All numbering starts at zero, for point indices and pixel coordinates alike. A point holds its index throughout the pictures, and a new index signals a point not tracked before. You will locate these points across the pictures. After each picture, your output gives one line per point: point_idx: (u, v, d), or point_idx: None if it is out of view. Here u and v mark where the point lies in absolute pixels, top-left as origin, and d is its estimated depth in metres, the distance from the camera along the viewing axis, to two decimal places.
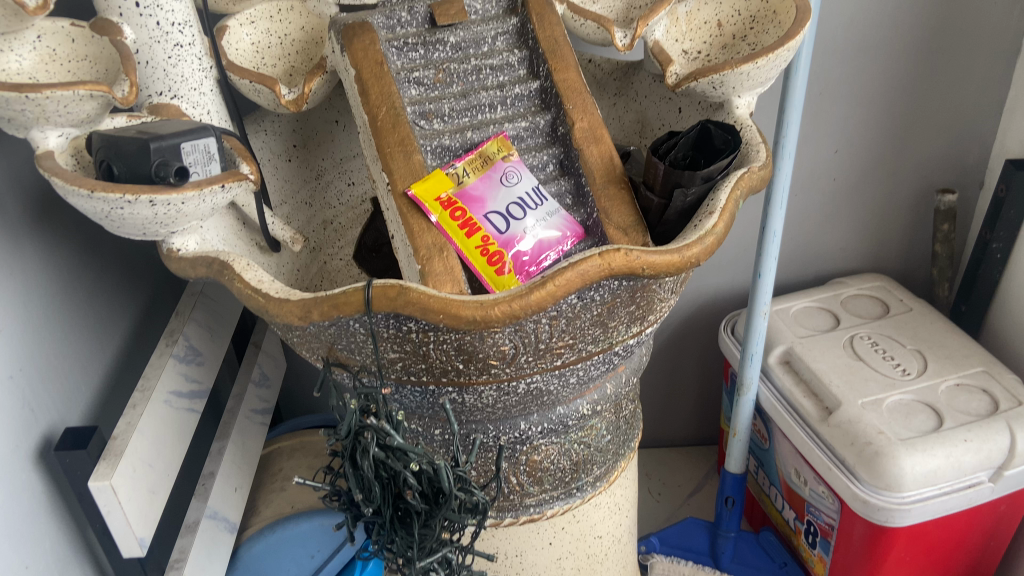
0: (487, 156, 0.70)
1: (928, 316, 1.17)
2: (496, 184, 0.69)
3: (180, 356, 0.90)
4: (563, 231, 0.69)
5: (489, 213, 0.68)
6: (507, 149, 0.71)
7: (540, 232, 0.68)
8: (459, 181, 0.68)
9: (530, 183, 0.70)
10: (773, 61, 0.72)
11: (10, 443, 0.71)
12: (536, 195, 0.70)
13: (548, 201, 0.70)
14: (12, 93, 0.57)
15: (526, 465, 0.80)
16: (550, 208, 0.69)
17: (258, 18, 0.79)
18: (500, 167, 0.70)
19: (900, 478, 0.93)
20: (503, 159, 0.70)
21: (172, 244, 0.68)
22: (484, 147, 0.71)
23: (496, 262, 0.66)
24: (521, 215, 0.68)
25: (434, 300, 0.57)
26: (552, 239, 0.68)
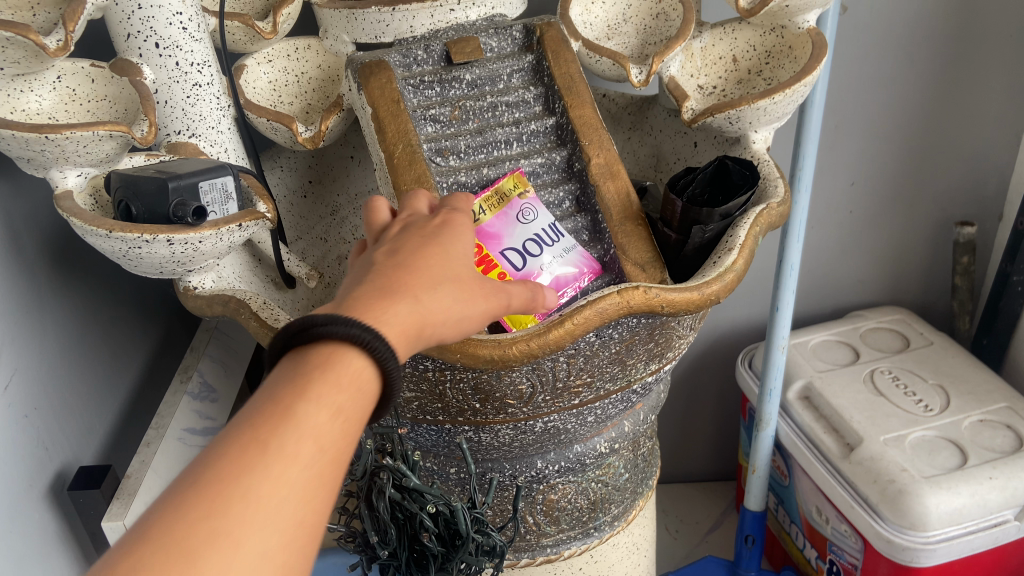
0: (503, 193, 0.70)
1: (949, 350, 1.15)
2: (513, 220, 0.69)
3: (194, 393, 0.90)
4: (580, 267, 0.69)
5: (506, 249, 0.67)
6: (523, 186, 0.71)
7: (556, 270, 0.68)
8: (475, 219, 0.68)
9: (546, 219, 0.70)
10: (790, 96, 0.72)
11: (24, 482, 0.70)
12: (552, 232, 0.69)
13: (564, 238, 0.69)
14: (32, 134, 0.58)
15: (543, 505, 0.79)
16: (566, 244, 0.69)
17: (276, 56, 0.80)
18: (516, 204, 0.69)
19: (925, 517, 0.91)
20: (519, 196, 0.70)
21: (188, 283, 0.68)
22: (501, 183, 0.70)
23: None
24: (538, 251, 0.68)
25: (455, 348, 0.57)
26: (569, 277, 0.68)
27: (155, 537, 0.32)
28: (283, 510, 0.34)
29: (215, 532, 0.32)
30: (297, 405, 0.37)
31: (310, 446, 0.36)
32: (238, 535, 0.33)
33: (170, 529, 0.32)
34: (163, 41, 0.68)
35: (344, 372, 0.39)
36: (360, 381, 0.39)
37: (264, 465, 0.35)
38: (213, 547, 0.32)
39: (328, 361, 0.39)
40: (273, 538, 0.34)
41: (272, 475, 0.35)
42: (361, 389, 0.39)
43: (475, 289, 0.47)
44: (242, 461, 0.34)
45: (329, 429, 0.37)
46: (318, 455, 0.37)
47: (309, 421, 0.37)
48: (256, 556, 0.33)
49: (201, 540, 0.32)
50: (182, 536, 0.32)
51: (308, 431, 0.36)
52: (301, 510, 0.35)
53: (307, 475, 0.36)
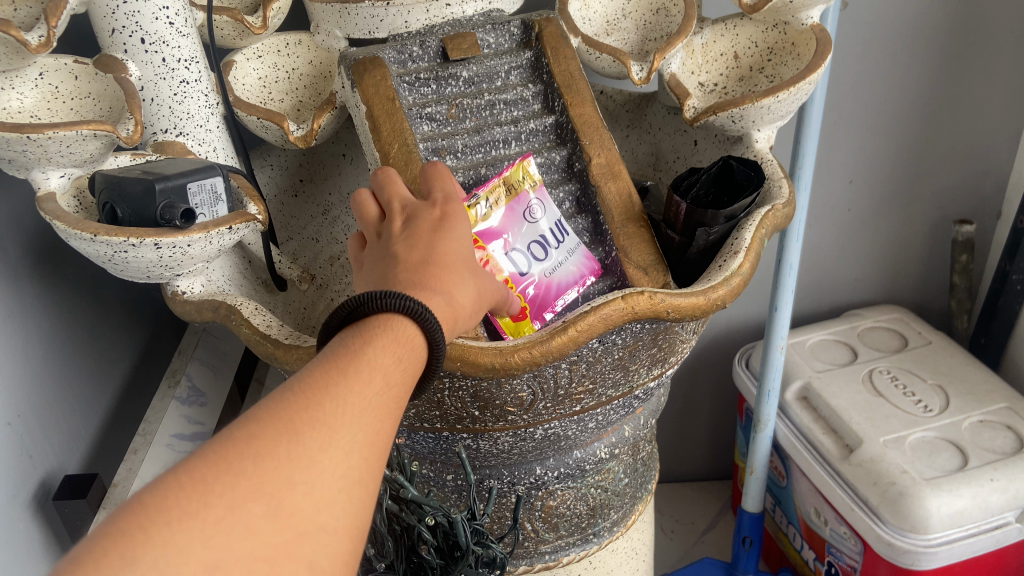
0: (512, 184, 0.67)
1: (947, 349, 1.14)
2: (520, 217, 0.67)
3: (182, 398, 0.87)
4: (584, 269, 0.68)
5: (509, 252, 0.66)
6: (532, 177, 0.68)
7: (560, 273, 0.67)
8: (481, 214, 0.66)
9: (553, 215, 0.68)
10: (795, 94, 0.70)
11: (7, 493, 0.68)
12: (558, 231, 0.68)
13: (570, 237, 0.68)
14: (12, 134, 0.56)
15: (542, 512, 0.77)
16: (572, 244, 0.68)
17: (266, 52, 0.77)
18: (524, 199, 0.67)
19: (926, 520, 0.90)
20: (528, 189, 0.68)
21: (177, 287, 0.66)
22: (509, 174, 0.67)
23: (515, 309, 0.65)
24: (543, 253, 0.67)
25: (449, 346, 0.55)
26: (574, 280, 0.67)
27: (266, 420, 0.36)
28: (367, 415, 0.39)
29: (314, 422, 0.37)
30: (372, 345, 0.41)
31: (384, 376, 0.41)
32: (332, 426, 0.37)
33: (278, 415, 0.36)
34: (149, 36, 0.66)
35: (402, 330, 0.43)
36: (419, 337, 0.44)
37: (348, 381, 0.39)
38: (313, 432, 0.36)
39: (389, 324, 0.43)
40: (361, 436, 0.38)
41: (355, 389, 0.39)
42: (419, 344, 0.44)
43: (484, 280, 0.53)
44: (326, 378, 0.39)
45: (397, 367, 0.42)
46: (391, 383, 0.41)
47: (379, 360, 0.41)
48: (348, 446, 0.37)
49: (304, 425, 0.36)
50: (287, 422, 0.36)
51: (378, 366, 0.41)
52: (379, 420, 0.39)
53: (384, 394, 0.40)
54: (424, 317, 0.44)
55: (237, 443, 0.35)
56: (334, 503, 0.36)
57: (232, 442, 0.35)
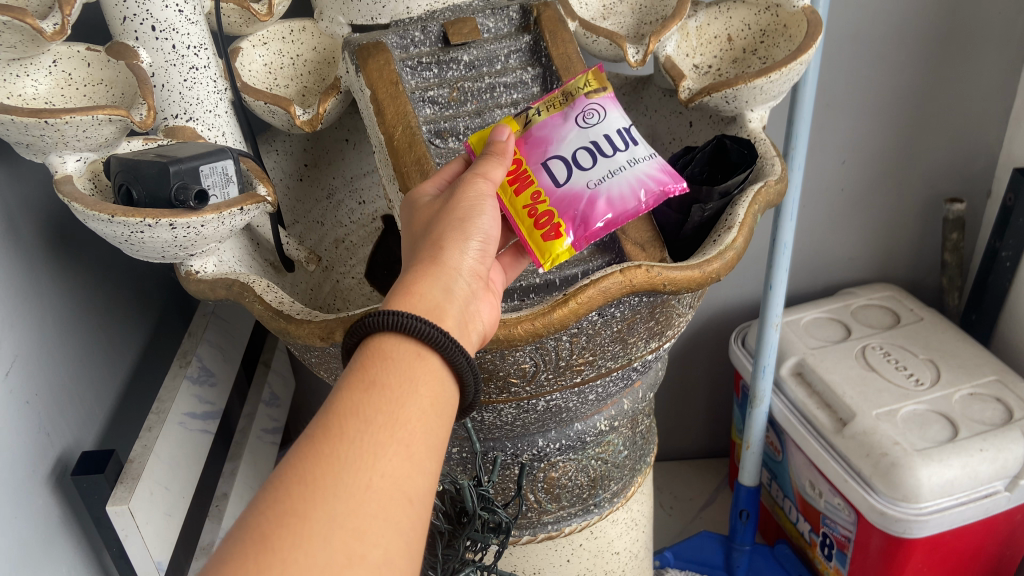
0: (570, 92, 0.65)
1: (939, 325, 1.17)
2: (570, 124, 0.63)
3: (193, 377, 0.90)
4: (642, 184, 0.60)
5: (550, 160, 0.62)
6: (597, 84, 0.65)
7: (610, 185, 0.60)
8: (527, 122, 0.64)
9: (613, 125, 0.63)
10: (786, 74, 0.72)
11: (27, 468, 0.70)
12: (614, 141, 0.62)
13: (629, 151, 0.62)
14: (31, 118, 0.58)
15: (544, 483, 0.80)
16: (629, 160, 0.62)
17: (271, 39, 0.79)
18: (580, 103, 0.64)
19: (917, 489, 0.93)
20: (586, 94, 0.64)
21: (190, 267, 0.68)
22: (569, 83, 0.65)
23: (545, 223, 0.60)
24: (590, 163, 0.61)
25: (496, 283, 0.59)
26: (627, 193, 0.60)
27: (240, 532, 0.37)
28: (343, 479, 0.39)
29: (284, 515, 0.37)
30: (339, 401, 0.43)
31: (356, 424, 0.41)
32: (305, 512, 0.38)
33: (250, 523, 0.37)
34: (159, 24, 0.68)
35: (373, 360, 0.45)
36: (392, 357, 0.45)
37: (316, 454, 0.40)
38: (285, 527, 0.37)
39: (363, 357, 0.46)
40: (342, 506, 0.38)
41: (325, 458, 0.40)
42: (396, 367, 0.45)
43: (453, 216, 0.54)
44: (294, 455, 0.40)
45: (372, 407, 0.42)
46: (368, 429, 0.41)
47: (348, 404, 0.42)
48: (326, 524, 0.38)
49: (275, 525, 0.37)
50: (258, 526, 0.37)
51: (346, 415, 0.42)
52: (364, 476, 0.40)
53: (360, 447, 0.41)
54: (392, 322, 0.46)
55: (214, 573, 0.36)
56: None
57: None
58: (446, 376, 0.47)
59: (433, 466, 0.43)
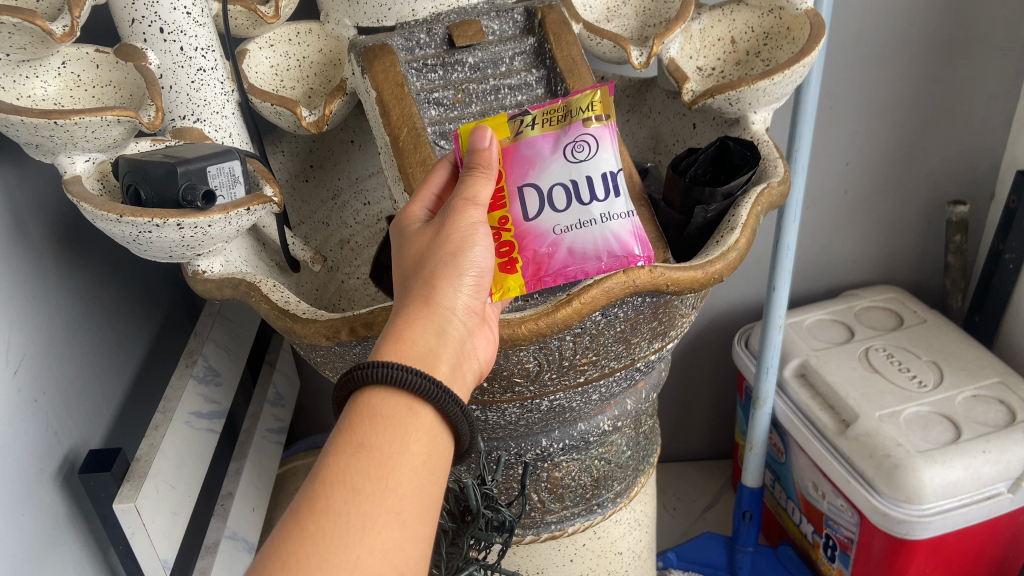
0: (571, 110, 0.61)
1: (942, 327, 1.17)
2: (558, 153, 0.60)
3: (199, 376, 0.91)
4: (609, 242, 0.60)
5: (526, 186, 0.60)
6: (600, 111, 0.61)
7: (577, 237, 0.60)
8: (517, 132, 0.61)
9: (601, 166, 0.60)
10: (789, 77, 0.72)
11: (34, 465, 0.71)
12: (599, 185, 0.60)
13: (610, 200, 0.61)
14: (41, 119, 0.58)
15: (547, 482, 0.81)
16: (607, 209, 0.61)
17: (278, 41, 0.80)
18: (576, 131, 0.60)
19: (920, 491, 0.93)
20: (586, 120, 0.60)
21: (197, 267, 0.68)
22: (574, 99, 0.61)
23: (504, 255, 0.61)
24: (564, 206, 0.60)
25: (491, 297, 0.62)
26: (588, 251, 0.60)
27: None
28: (331, 554, 0.39)
29: None
30: (327, 467, 0.43)
31: (345, 490, 0.42)
32: None
33: None
34: (168, 26, 0.69)
35: (362, 419, 0.45)
36: (381, 415, 0.45)
37: (305, 527, 0.40)
38: None
39: (352, 415, 0.46)
40: None
41: (312, 529, 0.40)
42: (386, 425, 0.45)
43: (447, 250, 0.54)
44: (283, 528, 0.40)
45: (360, 473, 0.43)
46: (357, 496, 0.42)
47: (336, 472, 0.43)
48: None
49: None
50: None
51: (334, 483, 0.42)
52: (354, 550, 0.40)
53: (348, 520, 0.41)
54: (380, 379, 0.46)
55: None
56: None
57: None
58: (439, 428, 0.47)
59: (424, 528, 0.43)
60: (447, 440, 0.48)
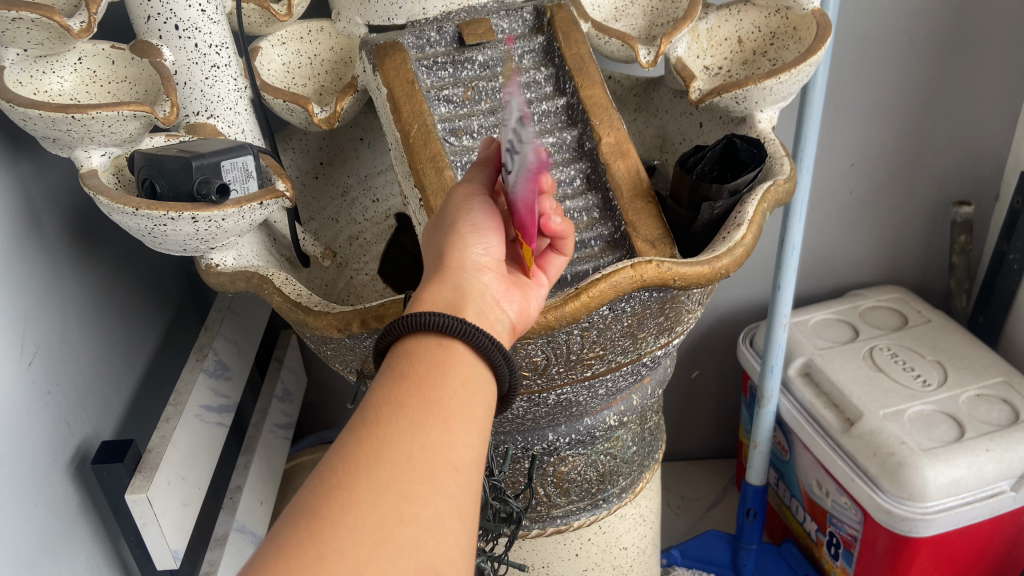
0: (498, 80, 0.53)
1: (947, 327, 1.18)
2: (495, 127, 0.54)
3: (209, 370, 0.92)
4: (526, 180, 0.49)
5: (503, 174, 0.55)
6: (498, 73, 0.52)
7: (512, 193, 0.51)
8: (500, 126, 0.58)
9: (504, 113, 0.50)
10: (796, 76, 0.73)
11: (48, 456, 0.72)
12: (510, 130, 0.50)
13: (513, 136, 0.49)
14: (58, 114, 0.59)
15: (553, 477, 0.81)
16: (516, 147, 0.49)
17: (290, 39, 0.81)
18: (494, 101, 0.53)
19: (923, 488, 0.93)
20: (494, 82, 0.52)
21: (210, 260, 0.69)
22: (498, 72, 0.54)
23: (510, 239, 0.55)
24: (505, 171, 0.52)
25: (545, 285, 0.57)
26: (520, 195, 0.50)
27: (287, 518, 0.37)
28: (383, 456, 0.39)
29: (330, 492, 0.37)
30: (372, 395, 0.42)
31: (389, 408, 0.41)
32: (349, 488, 0.38)
33: (295, 508, 0.37)
34: (182, 23, 0.70)
35: (400, 359, 0.44)
36: (418, 351, 0.45)
37: (355, 438, 0.40)
38: (332, 504, 0.37)
39: (393, 357, 0.45)
40: (385, 479, 0.38)
41: (362, 440, 0.40)
42: (424, 357, 0.44)
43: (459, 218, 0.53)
44: (333, 445, 0.40)
45: (403, 393, 0.42)
46: (402, 411, 0.41)
47: (381, 395, 0.42)
48: (372, 496, 0.37)
49: (321, 503, 0.37)
50: (303, 509, 0.37)
51: (379, 403, 0.42)
52: (405, 452, 0.39)
53: (396, 428, 0.40)
54: (408, 323, 0.45)
55: (268, 553, 0.36)
56: (377, 562, 0.36)
57: (262, 556, 0.36)
58: (477, 361, 0.46)
59: (474, 439, 0.42)
60: (488, 373, 0.46)
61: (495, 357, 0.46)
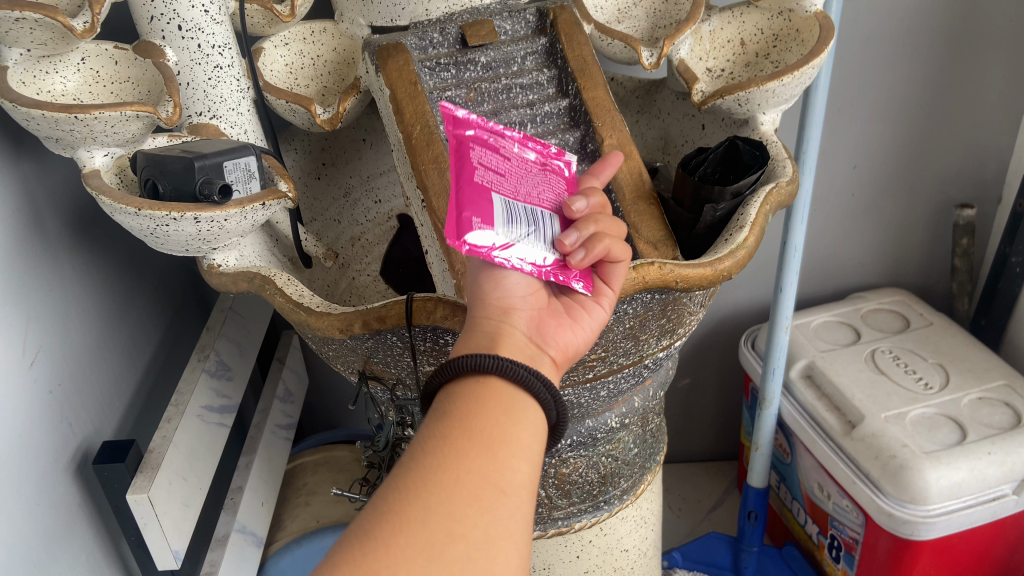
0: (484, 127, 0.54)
1: (949, 330, 1.17)
2: None
3: (211, 371, 0.92)
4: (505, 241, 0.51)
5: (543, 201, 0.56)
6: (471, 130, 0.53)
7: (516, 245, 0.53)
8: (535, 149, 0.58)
9: None
10: (798, 78, 0.73)
11: (49, 455, 0.72)
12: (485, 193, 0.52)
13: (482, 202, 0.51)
14: (61, 114, 0.60)
15: (555, 478, 0.81)
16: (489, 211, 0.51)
17: (292, 39, 0.81)
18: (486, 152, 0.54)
19: (924, 491, 0.93)
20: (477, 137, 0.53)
21: (212, 260, 0.69)
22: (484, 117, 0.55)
23: None
24: None
25: (610, 299, 0.56)
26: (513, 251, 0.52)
27: (348, 540, 0.39)
28: (435, 481, 0.41)
29: (385, 515, 0.40)
30: (421, 430, 0.45)
31: (436, 440, 0.43)
32: (403, 511, 0.40)
33: (354, 530, 0.40)
34: (185, 24, 0.70)
35: (447, 396, 0.47)
36: (462, 388, 0.47)
37: (408, 468, 0.42)
38: (388, 525, 0.39)
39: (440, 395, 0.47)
40: (437, 501, 0.41)
41: (414, 470, 0.42)
42: (467, 392, 0.46)
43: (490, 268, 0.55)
44: (387, 475, 0.42)
45: (450, 426, 0.44)
46: (450, 441, 0.43)
47: (430, 429, 0.45)
48: (425, 519, 0.40)
49: (378, 525, 0.39)
50: (361, 532, 0.39)
51: (429, 436, 0.44)
52: (454, 477, 0.42)
53: (447, 455, 0.43)
54: (452, 365, 0.47)
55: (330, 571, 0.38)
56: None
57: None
58: (519, 392, 0.47)
59: (521, 463, 0.44)
60: (534, 402, 0.48)
61: (537, 389, 0.48)
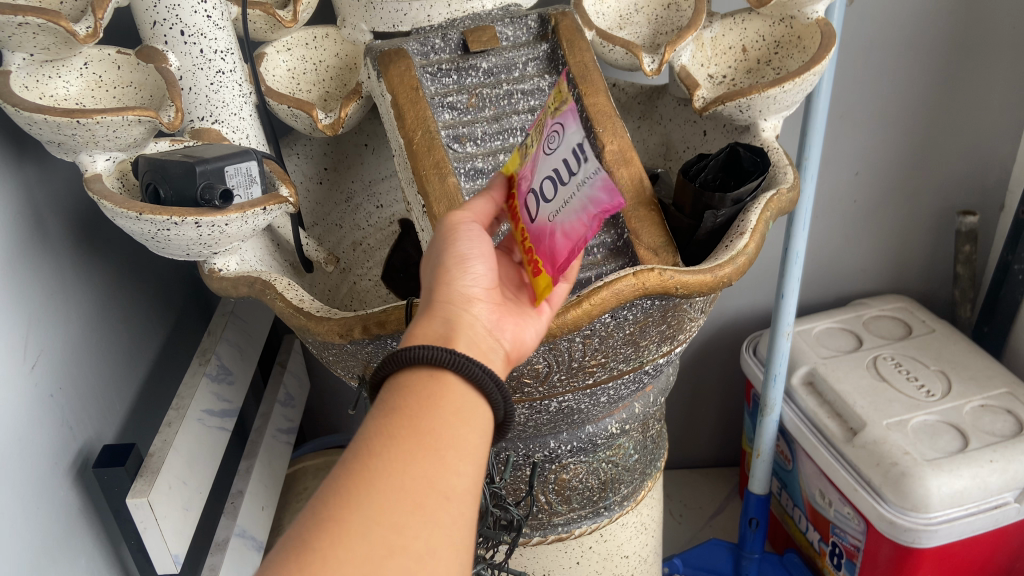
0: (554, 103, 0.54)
1: (951, 337, 1.17)
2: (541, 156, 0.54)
3: (212, 375, 0.92)
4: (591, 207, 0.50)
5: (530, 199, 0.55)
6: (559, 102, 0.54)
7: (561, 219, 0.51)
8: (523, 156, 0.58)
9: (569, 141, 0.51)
10: (800, 85, 0.73)
11: (50, 459, 0.72)
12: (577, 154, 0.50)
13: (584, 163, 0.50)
14: (63, 118, 0.60)
15: (555, 484, 0.81)
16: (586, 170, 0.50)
17: (295, 45, 0.81)
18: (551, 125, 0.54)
19: (926, 499, 0.93)
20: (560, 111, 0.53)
21: (213, 265, 0.70)
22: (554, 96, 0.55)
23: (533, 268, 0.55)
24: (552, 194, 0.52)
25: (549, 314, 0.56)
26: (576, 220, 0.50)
27: (283, 548, 0.38)
28: (375, 486, 0.40)
29: (321, 522, 0.39)
30: (365, 426, 0.43)
31: (381, 441, 0.42)
32: (340, 519, 0.39)
33: (290, 537, 0.39)
34: (188, 28, 0.70)
35: (393, 391, 0.45)
36: (410, 385, 0.46)
37: (347, 470, 0.41)
38: (324, 533, 0.38)
39: (386, 389, 0.46)
40: (374, 509, 0.39)
41: (354, 473, 0.41)
42: (416, 390, 0.45)
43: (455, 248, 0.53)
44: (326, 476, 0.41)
45: (394, 425, 0.43)
46: (393, 442, 0.42)
47: (373, 426, 0.43)
48: (363, 529, 0.38)
49: (312, 533, 0.38)
50: (296, 541, 0.38)
51: (371, 434, 0.43)
52: (395, 483, 0.40)
53: (388, 458, 0.41)
54: (402, 356, 0.46)
55: None
56: None
57: None
58: (469, 390, 0.46)
59: (466, 468, 0.43)
60: (484, 403, 0.47)
61: (490, 388, 0.47)
